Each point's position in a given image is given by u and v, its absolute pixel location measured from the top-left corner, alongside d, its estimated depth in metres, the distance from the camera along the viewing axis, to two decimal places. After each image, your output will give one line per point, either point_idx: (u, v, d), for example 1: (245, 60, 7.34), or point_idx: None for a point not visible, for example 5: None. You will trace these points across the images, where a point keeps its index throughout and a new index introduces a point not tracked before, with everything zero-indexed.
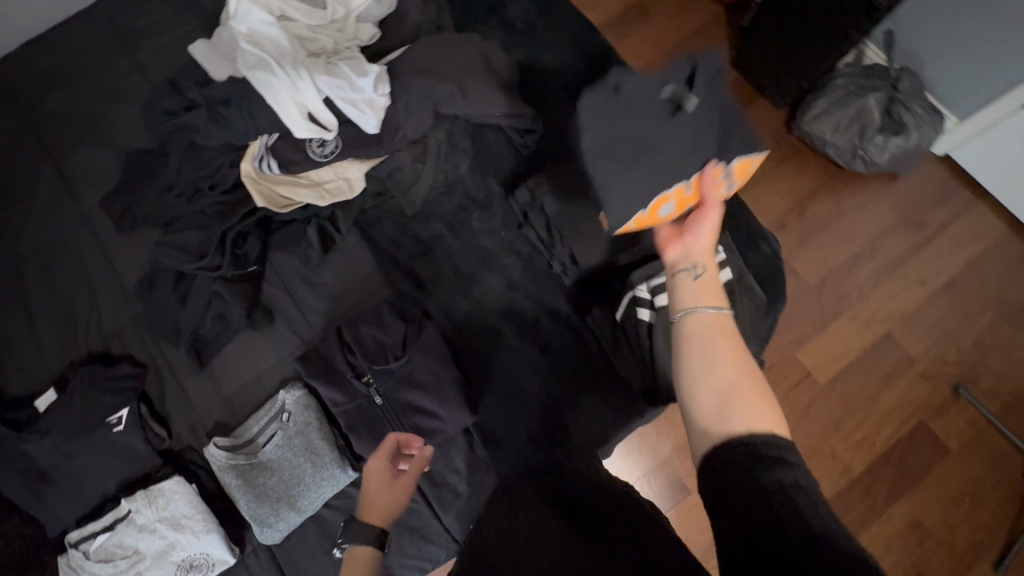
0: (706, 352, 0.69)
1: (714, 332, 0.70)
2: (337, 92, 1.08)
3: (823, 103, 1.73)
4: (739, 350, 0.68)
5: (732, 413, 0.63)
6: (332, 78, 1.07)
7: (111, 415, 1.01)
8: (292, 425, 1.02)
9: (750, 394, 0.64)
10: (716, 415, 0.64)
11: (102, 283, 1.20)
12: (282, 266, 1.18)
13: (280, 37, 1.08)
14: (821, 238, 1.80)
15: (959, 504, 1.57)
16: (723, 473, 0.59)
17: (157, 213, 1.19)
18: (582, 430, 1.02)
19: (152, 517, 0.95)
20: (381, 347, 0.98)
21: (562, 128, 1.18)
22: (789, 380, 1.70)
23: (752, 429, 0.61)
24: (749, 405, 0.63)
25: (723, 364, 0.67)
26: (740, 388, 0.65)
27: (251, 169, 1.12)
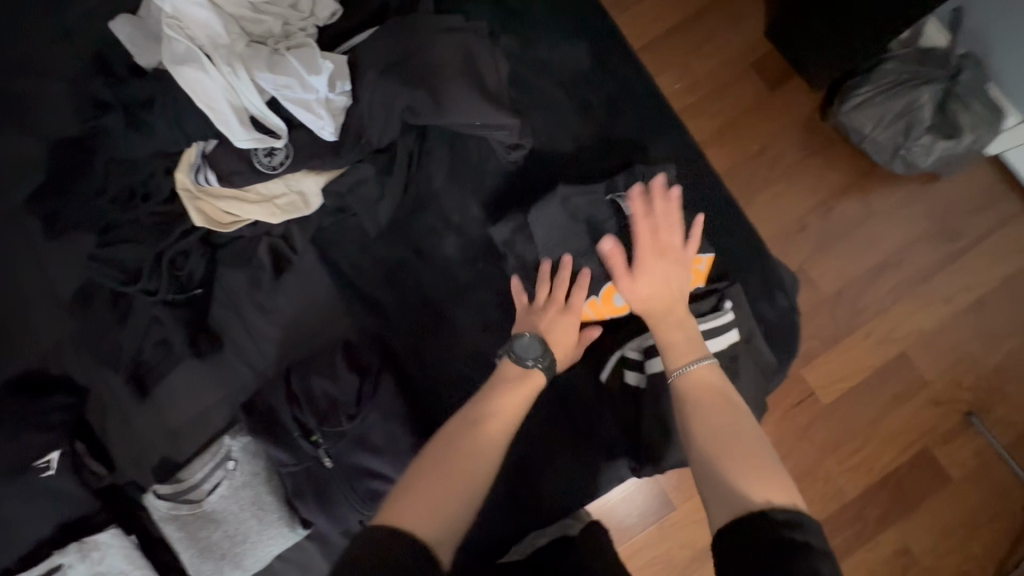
0: (699, 415, 0.70)
1: (704, 391, 0.72)
2: (283, 94, 0.90)
3: (867, 90, 1.45)
4: (727, 416, 0.69)
5: (739, 476, 0.62)
6: (276, 76, 0.89)
7: (39, 459, 0.92)
8: (238, 474, 0.94)
9: (751, 458, 0.64)
10: (718, 489, 0.62)
11: (34, 293, 1.08)
12: (233, 285, 1.04)
13: (213, 20, 0.89)
14: (844, 242, 1.55)
15: (967, 549, 1.39)
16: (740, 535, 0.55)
17: (87, 219, 1.04)
18: (555, 492, 0.93)
19: (86, 571, 0.89)
20: (331, 403, 0.87)
21: (553, 138, 1.00)
22: (790, 397, 1.49)
23: (765, 493, 0.59)
24: (755, 469, 0.62)
25: (719, 425, 0.68)
26: (739, 447, 0.65)
27: (186, 180, 0.95)
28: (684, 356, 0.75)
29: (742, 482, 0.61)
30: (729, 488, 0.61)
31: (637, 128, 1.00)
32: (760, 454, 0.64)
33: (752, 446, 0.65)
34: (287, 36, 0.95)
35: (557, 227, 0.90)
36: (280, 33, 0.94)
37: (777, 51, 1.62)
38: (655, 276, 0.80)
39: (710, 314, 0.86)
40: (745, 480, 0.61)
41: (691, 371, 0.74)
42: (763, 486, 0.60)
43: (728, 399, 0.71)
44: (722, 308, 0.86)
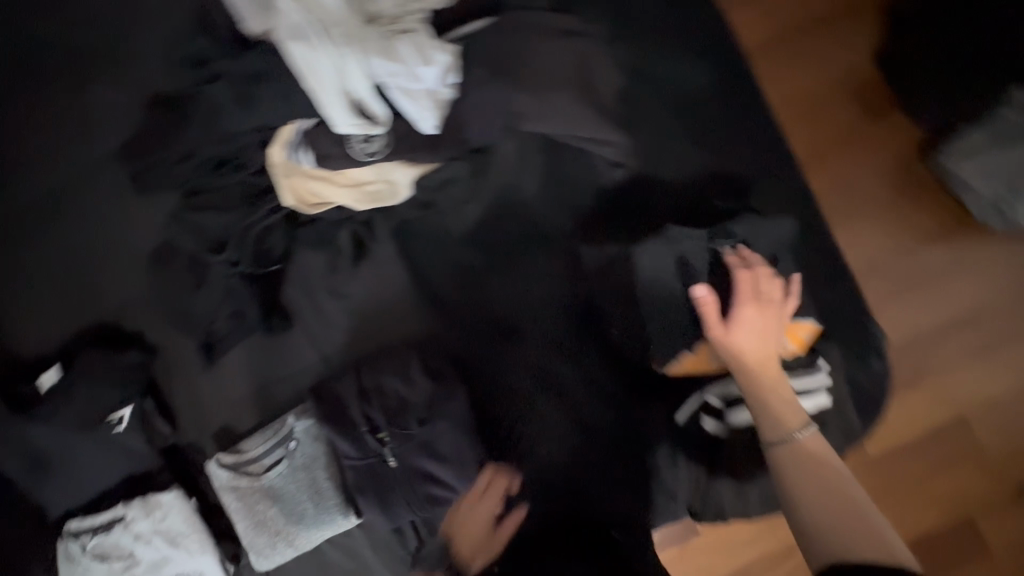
0: (796, 479, 0.67)
1: (804, 453, 0.68)
2: (393, 78, 0.87)
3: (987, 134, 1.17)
4: (830, 465, 0.67)
5: (843, 543, 0.61)
6: (387, 60, 0.86)
7: (112, 413, 0.95)
8: (299, 455, 0.95)
9: (847, 509, 0.63)
10: (821, 535, 0.63)
11: (115, 246, 1.09)
12: (309, 267, 1.03)
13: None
14: (925, 294, 1.29)
15: None
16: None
17: (173, 181, 1.04)
18: (618, 521, 0.87)
19: (148, 527, 0.92)
20: (402, 404, 0.87)
21: (660, 159, 0.93)
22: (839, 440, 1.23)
23: (862, 545, 0.60)
24: (854, 520, 0.63)
25: (821, 489, 0.66)
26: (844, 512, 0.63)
27: (281, 157, 0.94)
28: (779, 412, 0.71)
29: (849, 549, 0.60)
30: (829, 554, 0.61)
31: (747, 161, 0.95)
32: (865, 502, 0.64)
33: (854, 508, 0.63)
34: (399, 18, 0.91)
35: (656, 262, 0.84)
36: (393, 15, 0.91)
37: (883, 76, 1.34)
38: (754, 335, 0.74)
39: (802, 374, 0.81)
40: (850, 548, 0.61)
41: (787, 436, 0.69)
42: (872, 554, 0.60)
43: (822, 442, 0.70)
44: (816, 369, 0.81)
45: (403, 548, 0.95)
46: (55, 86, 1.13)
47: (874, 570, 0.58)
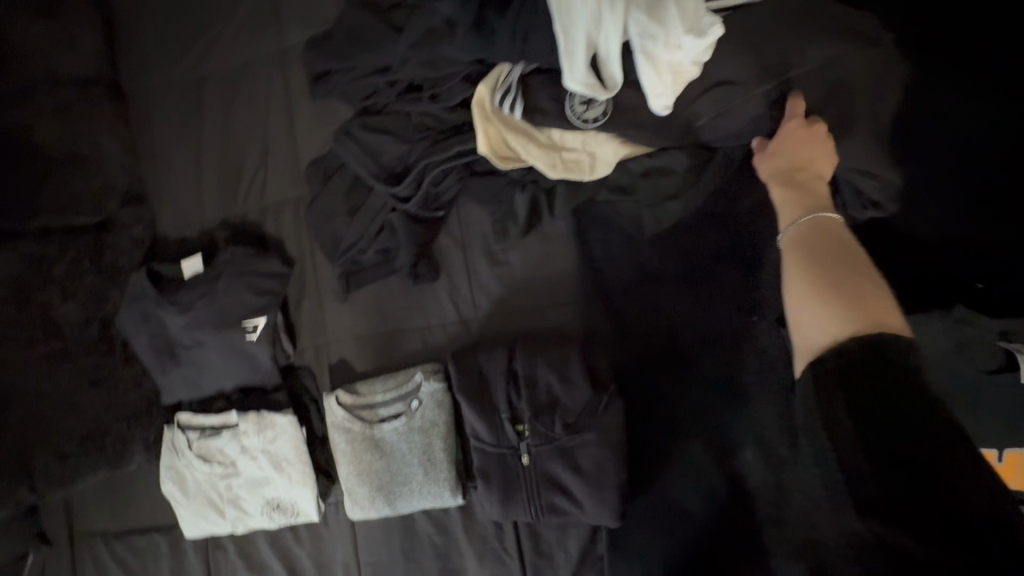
0: (789, 264, 0.58)
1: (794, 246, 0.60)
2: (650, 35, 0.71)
3: None
4: (812, 259, 0.57)
5: (819, 316, 0.51)
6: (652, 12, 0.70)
7: (247, 320, 0.91)
8: (418, 417, 0.89)
9: (832, 289, 0.53)
10: (799, 328, 0.54)
11: (277, 146, 1.03)
12: (473, 223, 0.96)
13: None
14: None
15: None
16: (853, 397, 0.45)
17: (353, 93, 0.95)
18: None
19: (257, 444, 0.89)
20: (553, 402, 0.80)
21: (912, 210, 0.80)
22: None
23: (830, 327, 0.50)
24: (816, 298, 0.53)
25: (814, 271, 0.55)
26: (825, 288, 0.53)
27: (487, 98, 0.83)
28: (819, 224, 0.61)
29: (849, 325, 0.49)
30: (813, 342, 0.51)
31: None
32: (845, 281, 0.53)
33: (830, 285, 0.53)
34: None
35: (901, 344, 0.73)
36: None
37: None
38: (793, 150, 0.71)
39: None
40: (829, 318, 0.51)
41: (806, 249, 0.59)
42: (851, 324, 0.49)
43: (840, 240, 0.59)
44: None
45: (499, 541, 0.89)
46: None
47: (835, 338, 0.49)
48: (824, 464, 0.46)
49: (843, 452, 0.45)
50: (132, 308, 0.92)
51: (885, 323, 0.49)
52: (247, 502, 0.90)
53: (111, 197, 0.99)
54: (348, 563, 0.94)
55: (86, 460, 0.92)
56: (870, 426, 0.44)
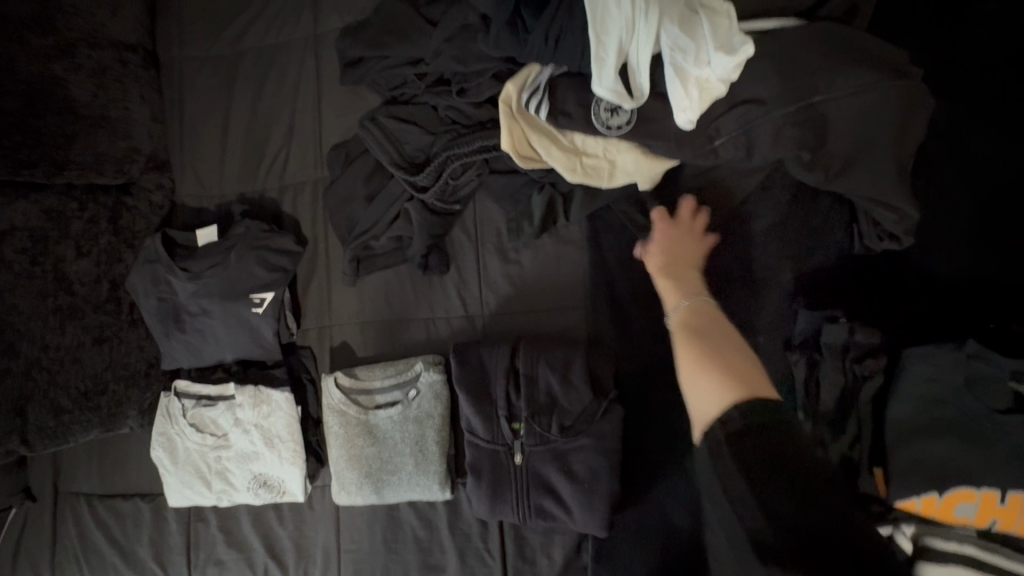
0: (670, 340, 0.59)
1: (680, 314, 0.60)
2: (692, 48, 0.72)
3: None
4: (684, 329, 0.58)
5: (701, 385, 0.52)
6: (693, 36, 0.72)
7: (255, 293, 0.91)
8: (415, 406, 0.88)
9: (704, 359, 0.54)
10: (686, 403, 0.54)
11: (303, 128, 1.04)
12: (488, 220, 0.97)
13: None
14: None
15: None
16: (743, 461, 0.46)
17: (384, 82, 0.97)
18: None
19: (251, 418, 0.88)
20: (551, 403, 0.80)
21: (925, 246, 0.80)
22: None
23: (713, 400, 0.51)
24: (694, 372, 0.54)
25: (702, 342, 0.55)
26: (705, 359, 0.54)
27: (514, 96, 0.83)
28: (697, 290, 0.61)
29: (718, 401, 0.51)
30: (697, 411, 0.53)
31: None
32: (717, 347, 0.55)
33: (703, 354, 0.54)
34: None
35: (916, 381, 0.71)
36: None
37: None
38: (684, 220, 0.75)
39: None
40: (707, 392, 0.52)
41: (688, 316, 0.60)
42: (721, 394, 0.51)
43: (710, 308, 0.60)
44: None
45: (482, 541, 0.88)
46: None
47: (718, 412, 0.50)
48: (732, 529, 0.47)
49: (748, 521, 0.45)
50: (143, 270, 0.92)
51: (756, 386, 0.50)
52: (234, 476, 0.89)
53: (134, 160, 1.00)
54: (329, 547, 0.94)
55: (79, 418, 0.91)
56: (763, 493, 0.45)
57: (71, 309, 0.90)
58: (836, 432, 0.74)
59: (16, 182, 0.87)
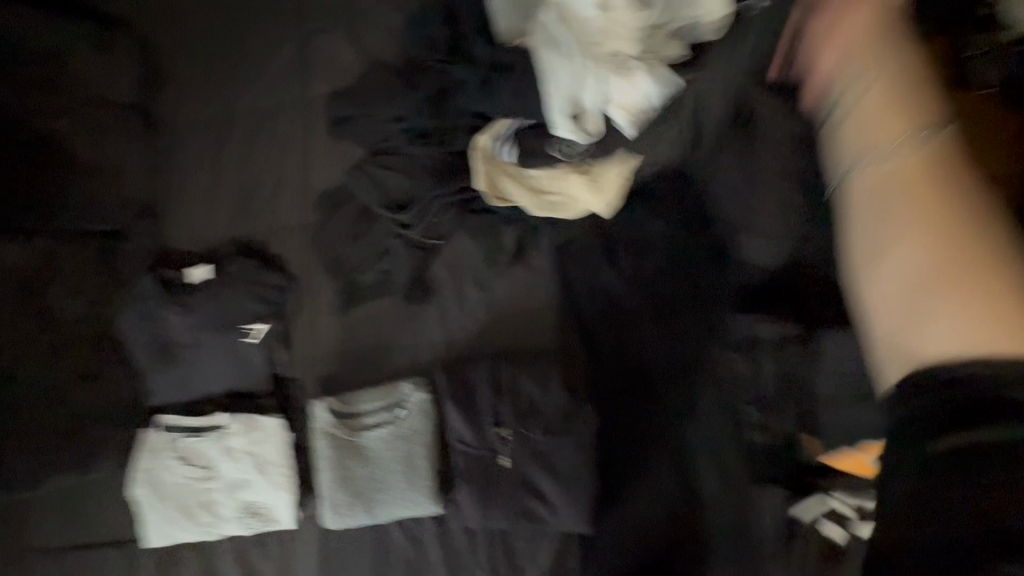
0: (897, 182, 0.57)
1: (921, 158, 0.57)
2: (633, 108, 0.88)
3: None
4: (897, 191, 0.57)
5: (937, 316, 0.51)
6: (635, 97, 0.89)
7: (247, 324, 0.97)
8: (403, 425, 0.94)
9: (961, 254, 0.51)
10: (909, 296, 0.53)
11: (292, 178, 1.14)
12: (462, 254, 1.05)
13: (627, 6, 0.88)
14: None
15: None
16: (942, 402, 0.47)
17: (369, 137, 1.10)
18: None
19: (242, 445, 0.91)
20: (533, 408, 0.88)
21: None
22: None
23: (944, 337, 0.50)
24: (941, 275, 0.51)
25: (933, 191, 0.55)
26: (949, 241, 0.52)
27: (485, 144, 1.00)
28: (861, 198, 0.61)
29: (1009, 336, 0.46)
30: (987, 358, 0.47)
31: None
32: (978, 237, 0.51)
33: (970, 231, 0.51)
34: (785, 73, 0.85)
35: (835, 368, 0.84)
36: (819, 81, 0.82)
37: None
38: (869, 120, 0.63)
39: None
40: (952, 311, 0.50)
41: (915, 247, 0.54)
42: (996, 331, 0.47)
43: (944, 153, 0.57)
44: None
45: (472, 557, 0.91)
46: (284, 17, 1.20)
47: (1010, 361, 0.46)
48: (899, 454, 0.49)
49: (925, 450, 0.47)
50: (134, 308, 0.96)
51: None
52: (222, 506, 0.90)
53: (129, 209, 1.05)
54: None
55: (58, 456, 0.91)
56: (964, 422, 0.46)
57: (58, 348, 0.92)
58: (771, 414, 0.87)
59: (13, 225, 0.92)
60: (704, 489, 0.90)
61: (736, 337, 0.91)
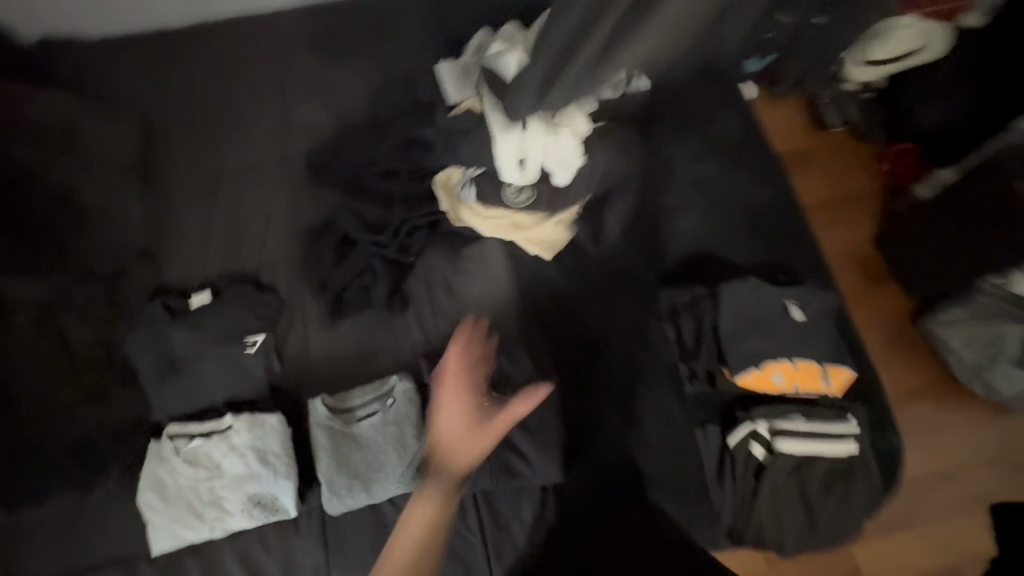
0: None
1: None
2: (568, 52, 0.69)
3: (956, 311, 1.36)
4: None
5: None
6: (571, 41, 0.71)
7: (248, 336, 1.09)
8: (393, 412, 1.07)
9: None
10: None
11: (278, 217, 1.30)
12: (433, 268, 1.24)
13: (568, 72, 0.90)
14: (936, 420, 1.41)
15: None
16: None
17: (346, 178, 1.30)
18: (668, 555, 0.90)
19: (246, 442, 1.00)
20: (505, 378, 1.04)
21: (727, 245, 1.22)
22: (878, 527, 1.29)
23: None
24: None
25: None
26: None
27: (445, 177, 1.25)
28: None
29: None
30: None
31: (802, 262, 1.21)
32: None
33: None
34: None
35: (738, 312, 1.06)
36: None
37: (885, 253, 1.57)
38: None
39: (834, 420, 1.01)
40: None
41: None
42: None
43: None
44: (847, 419, 1.01)
45: (462, 522, 1.02)
46: (269, 90, 1.43)
47: None
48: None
49: None
50: (143, 331, 1.07)
51: None
52: (229, 501, 0.97)
53: (128, 251, 1.18)
54: (318, 564, 1.01)
55: (65, 470, 0.99)
56: None
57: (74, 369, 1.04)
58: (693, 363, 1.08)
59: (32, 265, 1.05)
60: (654, 434, 1.07)
61: (660, 308, 1.14)
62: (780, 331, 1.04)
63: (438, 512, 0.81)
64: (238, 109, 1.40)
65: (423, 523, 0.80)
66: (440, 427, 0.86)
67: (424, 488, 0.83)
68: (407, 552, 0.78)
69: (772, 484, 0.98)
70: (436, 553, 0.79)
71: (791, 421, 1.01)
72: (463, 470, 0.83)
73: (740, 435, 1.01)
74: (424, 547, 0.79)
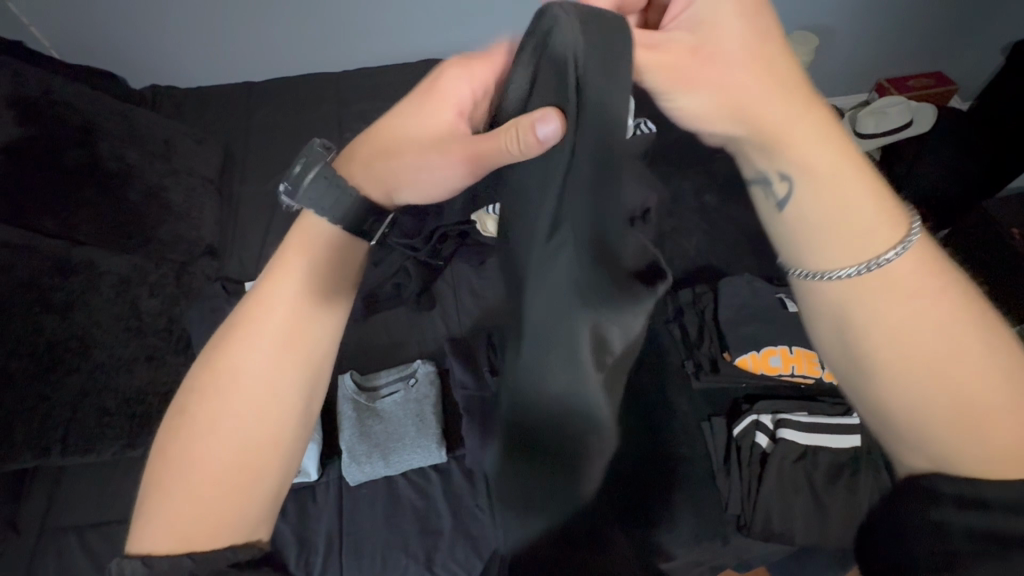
0: (903, 305, 0.53)
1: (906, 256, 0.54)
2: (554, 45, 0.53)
3: None
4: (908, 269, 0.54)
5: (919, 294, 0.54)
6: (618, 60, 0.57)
7: None
8: (414, 391, 1.13)
9: (922, 375, 0.52)
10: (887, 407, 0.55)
11: None
12: (458, 270, 1.27)
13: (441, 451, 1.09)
14: None
15: None
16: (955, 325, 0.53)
17: None
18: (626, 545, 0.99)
19: None
20: None
21: (731, 262, 1.32)
22: None
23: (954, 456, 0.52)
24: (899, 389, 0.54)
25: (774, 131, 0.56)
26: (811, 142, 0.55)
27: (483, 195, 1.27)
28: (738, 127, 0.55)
29: (948, 429, 0.52)
30: (892, 402, 0.54)
31: None
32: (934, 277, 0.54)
33: (922, 371, 0.52)
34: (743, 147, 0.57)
35: (734, 305, 1.16)
36: (766, 139, 0.55)
37: None
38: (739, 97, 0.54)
39: (836, 415, 1.07)
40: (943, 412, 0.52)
41: (866, 252, 0.54)
42: (940, 413, 0.52)
43: (924, 269, 0.54)
44: (850, 415, 1.06)
45: (473, 499, 1.07)
46: (329, 124, 1.64)
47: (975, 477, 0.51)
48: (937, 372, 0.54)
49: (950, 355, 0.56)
50: (201, 306, 1.25)
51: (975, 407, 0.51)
52: None
53: (196, 246, 1.37)
54: (333, 530, 1.04)
55: (116, 421, 1.10)
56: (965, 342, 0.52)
57: (137, 331, 1.18)
58: (687, 353, 1.18)
59: (127, 248, 1.27)
60: (666, 426, 1.08)
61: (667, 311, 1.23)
62: (776, 327, 1.13)
63: (238, 430, 0.52)
64: (302, 139, 1.60)
65: (217, 453, 0.51)
66: (196, 454, 0.51)
67: (185, 406, 0.53)
68: (196, 490, 0.51)
69: (773, 476, 1.02)
70: (260, 491, 0.53)
71: (793, 415, 1.07)
72: (256, 361, 0.53)
73: (745, 425, 1.08)
74: (224, 474, 0.52)
